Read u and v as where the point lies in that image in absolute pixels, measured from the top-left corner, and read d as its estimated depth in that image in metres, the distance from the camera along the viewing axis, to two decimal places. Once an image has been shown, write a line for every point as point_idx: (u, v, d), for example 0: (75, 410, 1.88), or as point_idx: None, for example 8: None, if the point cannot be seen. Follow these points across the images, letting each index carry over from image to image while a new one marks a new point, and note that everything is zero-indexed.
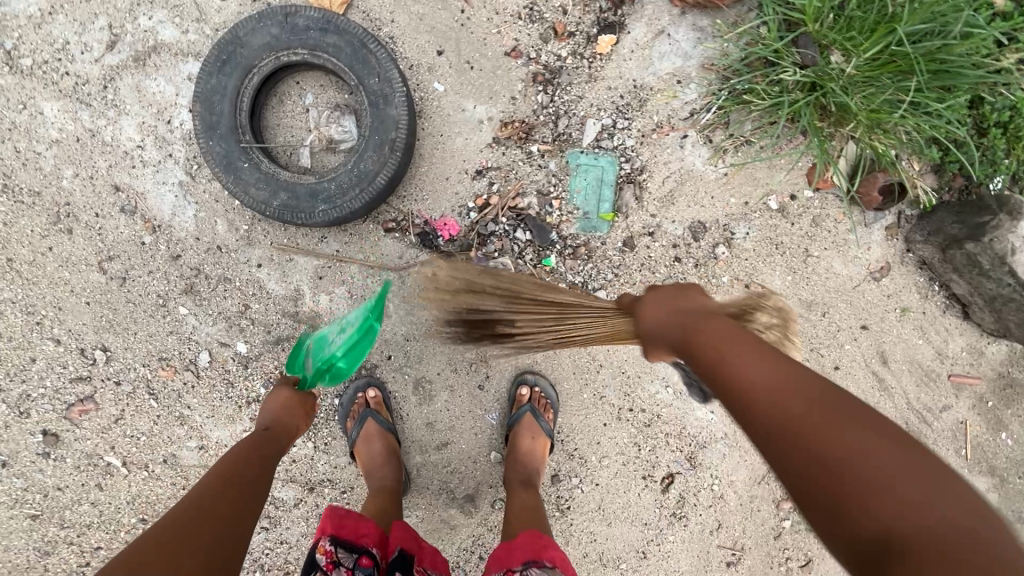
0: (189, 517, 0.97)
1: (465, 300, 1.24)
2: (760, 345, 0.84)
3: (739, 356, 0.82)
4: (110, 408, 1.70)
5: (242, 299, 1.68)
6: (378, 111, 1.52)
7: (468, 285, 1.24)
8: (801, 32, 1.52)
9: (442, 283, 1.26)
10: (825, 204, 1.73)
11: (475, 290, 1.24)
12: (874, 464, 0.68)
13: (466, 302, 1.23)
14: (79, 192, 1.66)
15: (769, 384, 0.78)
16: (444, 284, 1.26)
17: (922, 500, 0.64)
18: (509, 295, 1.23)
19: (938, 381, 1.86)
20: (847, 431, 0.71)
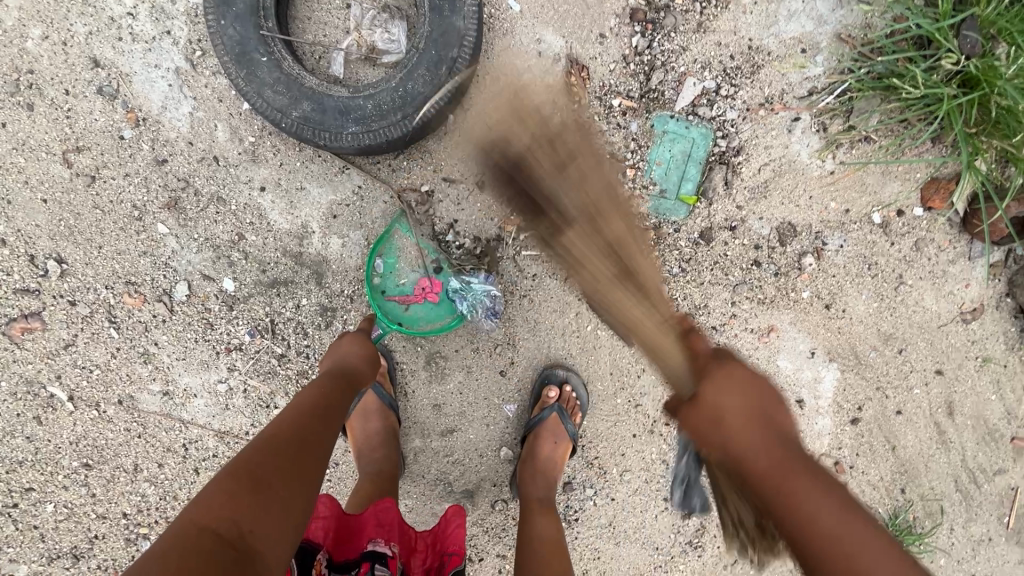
0: (272, 455, 0.85)
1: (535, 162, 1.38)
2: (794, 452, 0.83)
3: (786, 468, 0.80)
4: (60, 331, 1.41)
5: (237, 227, 1.38)
6: (440, 19, 1.20)
7: (558, 135, 1.39)
8: (968, 14, 1.22)
9: (548, 134, 1.39)
10: (933, 227, 1.44)
11: (523, 125, 1.38)
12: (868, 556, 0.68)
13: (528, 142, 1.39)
14: (47, 61, 1.33)
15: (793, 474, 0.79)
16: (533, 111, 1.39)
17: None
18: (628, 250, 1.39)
19: (999, 442, 1.55)
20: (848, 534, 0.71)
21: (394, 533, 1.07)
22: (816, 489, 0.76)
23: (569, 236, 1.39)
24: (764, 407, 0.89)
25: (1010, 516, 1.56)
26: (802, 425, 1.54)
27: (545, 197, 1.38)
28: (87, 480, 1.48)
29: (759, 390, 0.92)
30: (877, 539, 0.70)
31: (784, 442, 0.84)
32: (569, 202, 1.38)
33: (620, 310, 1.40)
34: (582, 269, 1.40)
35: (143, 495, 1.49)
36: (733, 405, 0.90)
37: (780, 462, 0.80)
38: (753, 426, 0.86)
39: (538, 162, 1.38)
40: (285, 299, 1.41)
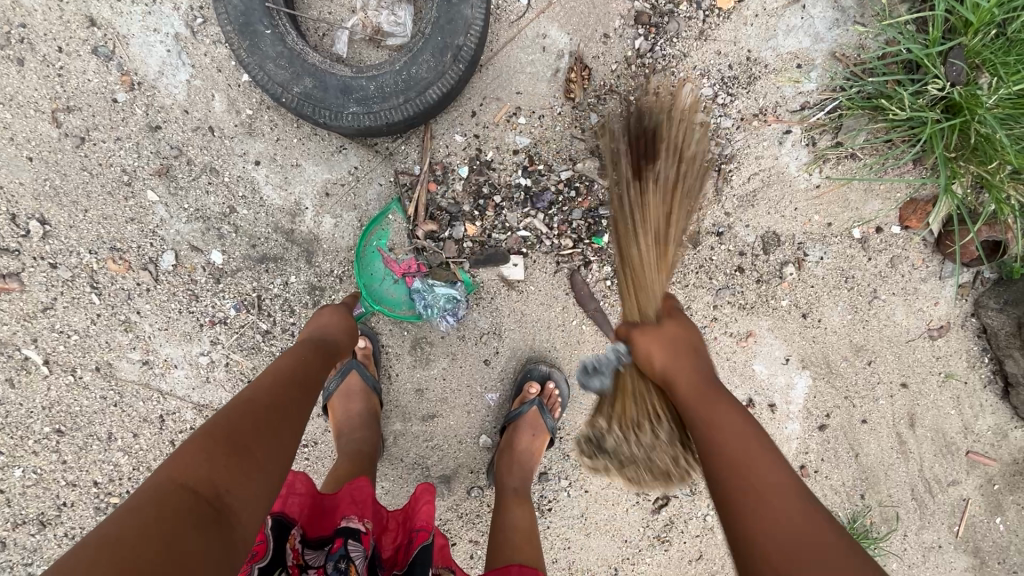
0: (249, 421, 0.86)
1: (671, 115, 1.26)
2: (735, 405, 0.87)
3: (727, 425, 0.82)
4: (39, 294, 1.39)
5: (229, 199, 1.37)
6: (448, 5, 1.20)
7: (690, 145, 1.26)
8: (956, 43, 1.27)
9: (678, 124, 1.27)
10: (909, 246, 1.49)
11: (684, 113, 1.27)
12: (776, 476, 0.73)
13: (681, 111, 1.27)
14: (41, 16, 1.29)
15: (724, 420, 0.83)
16: (687, 107, 1.28)
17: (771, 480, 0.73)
18: (676, 167, 1.23)
19: (955, 455, 1.62)
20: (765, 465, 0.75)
21: (368, 509, 1.08)
22: (730, 413, 0.85)
23: (647, 180, 1.23)
24: (693, 346, 1.00)
25: (960, 526, 1.64)
26: (772, 429, 1.60)
27: (648, 140, 1.26)
28: (58, 446, 1.46)
29: (692, 332, 1.02)
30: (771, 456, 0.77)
31: (713, 384, 0.92)
32: (666, 152, 1.23)
33: (640, 267, 1.19)
34: (645, 219, 1.22)
35: (115, 464, 1.47)
36: (670, 331, 1.02)
37: (698, 387, 0.91)
38: (678, 358, 0.97)
39: (665, 143, 1.24)
40: (274, 275, 1.40)
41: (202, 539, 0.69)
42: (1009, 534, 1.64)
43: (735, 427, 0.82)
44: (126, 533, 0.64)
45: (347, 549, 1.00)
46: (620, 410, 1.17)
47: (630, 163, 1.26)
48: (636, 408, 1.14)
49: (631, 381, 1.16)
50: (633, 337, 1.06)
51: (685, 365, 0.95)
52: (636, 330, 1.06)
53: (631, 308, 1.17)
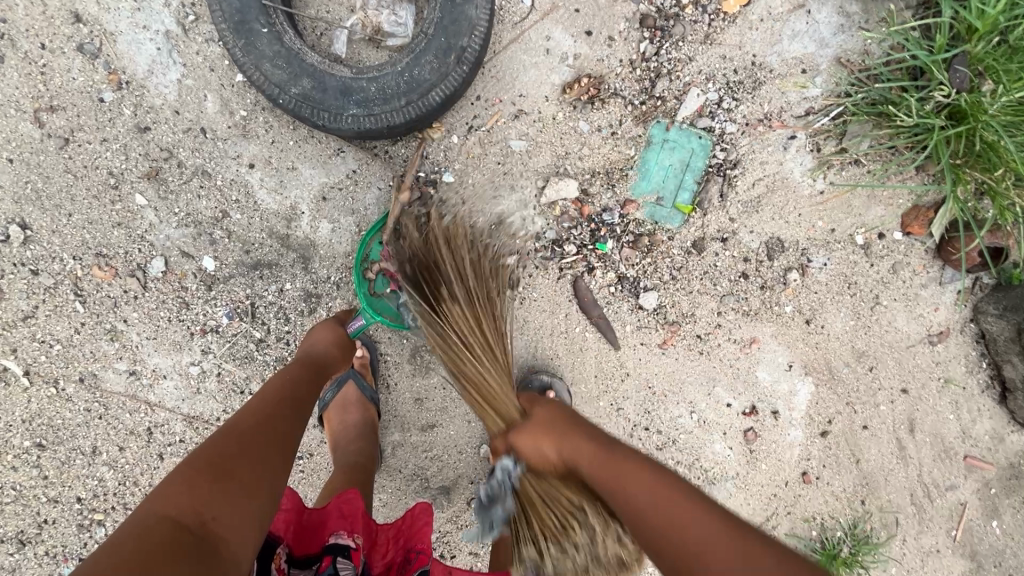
0: (237, 444, 0.83)
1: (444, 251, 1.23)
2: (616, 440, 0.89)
3: (615, 469, 0.83)
4: (19, 302, 1.32)
5: (221, 203, 1.32)
6: (452, 5, 1.17)
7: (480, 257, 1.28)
8: (960, 50, 1.27)
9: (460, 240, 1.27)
10: (910, 251, 1.49)
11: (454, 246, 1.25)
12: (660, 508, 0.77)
13: (453, 252, 1.24)
14: (23, 11, 1.23)
15: (611, 472, 0.83)
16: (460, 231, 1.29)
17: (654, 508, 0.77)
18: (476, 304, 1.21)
19: (953, 459, 1.62)
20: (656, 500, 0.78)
21: (358, 524, 1.03)
22: (606, 449, 0.87)
23: (451, 311, 1.19)
24: (576, 419, 0.96)
25: (958, 530, 1.64)
26: (775, 436, 1.58)
27: (435, 274, 1.22)
28: (39, 461, 1.39)
29: (551, 405, 1.02)
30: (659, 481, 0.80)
31: (585, 427, 0.93)
32: (462, 288, 1.22)
33: (482, 377, 1.14)
34: (465, 340, 1.18)
35: (100, 480, 1.41)
36: (546, 421, 0.97)
37: (577, 436, 0.91)
38: (571, 437, 0.91)
39: (446, 263, 1.23)
40: (268, 282, 1.36)
41: (188, 567, 0.66)
42: (1006, 538, 1.65)
43: (621, 467, 0.83)
44: (105, 568, 0.60)
45: (336, 568, 0.94)
46: (540, 526, 1.03)
47: (432, 305, 1.21)
48: (554, 512, 1.02)
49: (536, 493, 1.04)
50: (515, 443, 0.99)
51: (560, 425, 0.95)
52: (514, 435, 1.00)
53: (493, 422, 1.10)
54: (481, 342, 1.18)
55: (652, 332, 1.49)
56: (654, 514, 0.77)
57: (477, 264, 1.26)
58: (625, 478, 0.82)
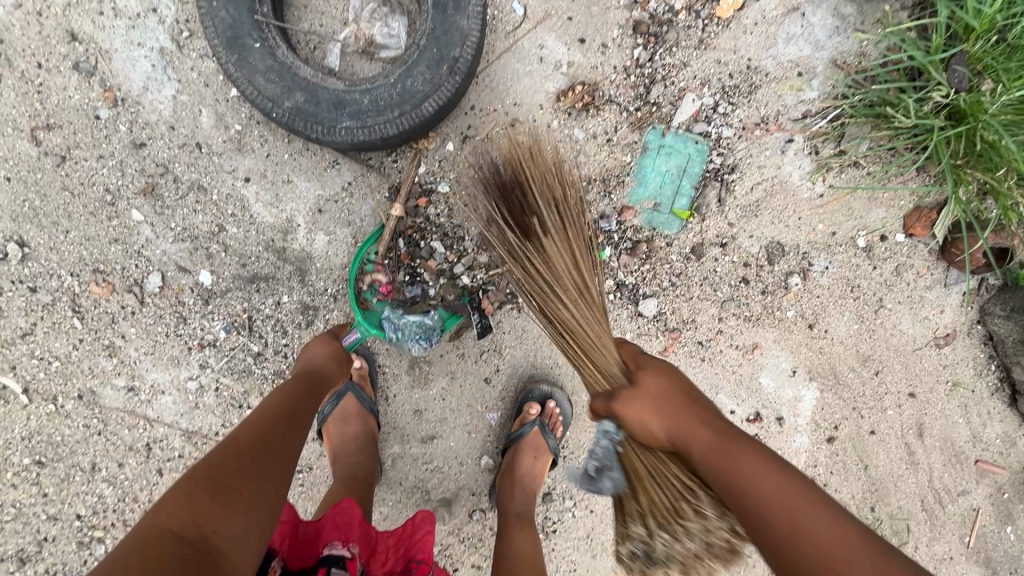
0: (236, 457, 0.82)
1: (530, 177, 1.18)
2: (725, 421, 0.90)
3: (724, 445, 0.84)
4: (18, 319, 1.33)
5: (217, 218, 1.32)
6: (443, 16, 1.17)
7: (572, 189, 1.22)
8: (958, 49, 1.26)
9: (537, 165, 1.21)
10: (913, 253, 1.47)
11: (533, 166, 1.20)
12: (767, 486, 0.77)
13: (542, 179, 1.19)
14: (20, 31, 1.24)
15: (718, 451, 0.84)
16: (535, 152, 1.23)
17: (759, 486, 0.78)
18: (568, 235, 1.16)
19: (964, 464, 1.58)
20: (763, 477, 0.78)
21: (352, 534, 1.01)
22: (711, 422, 0.89)
23: (544, 245, 1.15)
24: (689, 394, 0.95)
25: (972, 537, 1.60)
26: (780, 443, 1.56)
27: (529, 212, 1.17)
28: (39, 478, 1.39)
29: (663, 371, 1.00)
30: (766, 463, 0.80)
31: (694, 401, 0.93)
32: (553, 227, 1.15)
33: (580, 326, 1.12)
34: (559, 282, 1.14)
35: (99, 496, 1.40)
36: (656, 392, 0.95)
37: (684, 402, 0.93)
38: (683, 415, 0.91)
39: (534, 189, 1.18)
40: (265, 295, 1.35)
41: None
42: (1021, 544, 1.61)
43: (727, 442, 0.84)
44: None
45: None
46: (647, 501, 1.03)
47: (518, 248, 1.18)
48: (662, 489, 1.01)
49: (642, 464, 1.04)
50: (617, 410, 0.97)
51: (661, 391, 0.95)
52: (617, 401, 0.98)
53: (595, 380, 1.09)
54: (580, 276, 1.15)
55: (652, 339, 1.47)
56: (761, 489, 0.77)
57: (561, 195, 1.19)
58: (728, 453, 0.83)
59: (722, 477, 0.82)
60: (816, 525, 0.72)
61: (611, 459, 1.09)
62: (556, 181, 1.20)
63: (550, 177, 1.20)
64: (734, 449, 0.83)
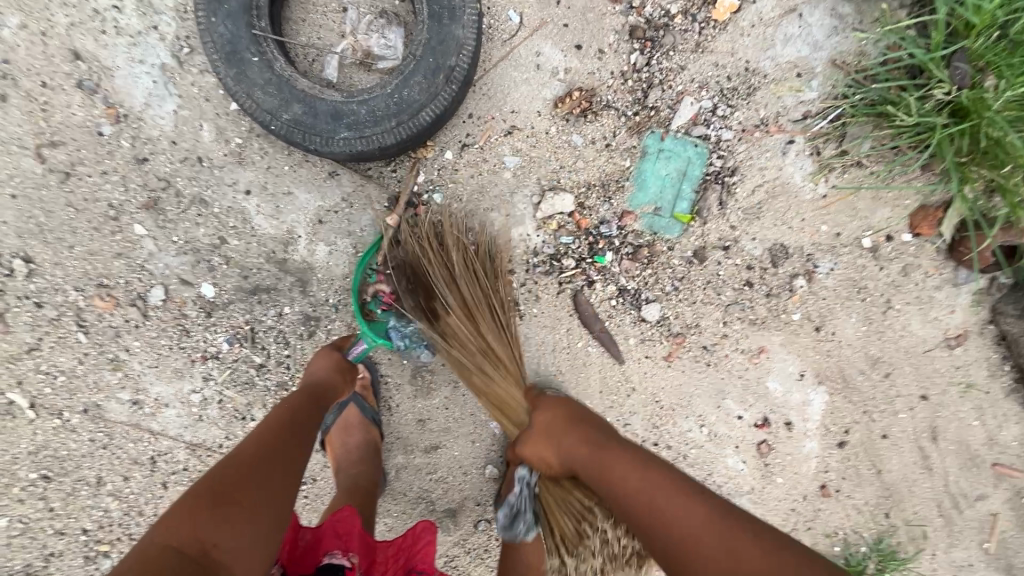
0: (239, 470, 0.83)
1: (432, 265, 1.28)
2: (608, 433, 1.03)
3: (603, 458, 0.98)
4: (24, 335, 1.34)
5: (219, 231, 1.33)
6: (439, 26, 1.18)
7: (478, 261, 1.31)
8: (959, 46, 1.24)
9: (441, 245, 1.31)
10: (921, 253, 1.45)
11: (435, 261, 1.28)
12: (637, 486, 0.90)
13: (443, 260, 1.29)
14: (24, 51, 1.26)
15: (603, 463, 0.97)
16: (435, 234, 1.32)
17: (632, 488, 0.91)
18: (471, 310, 1.28)
19: (981, 468, 1.55)
20: (633, 477, 0.92)
21: (354, 542, 1.00)
22: (596, 437, 1.03)
23: (448, 324, 1.27)
24: (572, 414, 1.10)
25: (991, 543, 1.56)
26: (790, 448, 1.53)
27: (433, 297, 1.28)
28: (45, 493, 1.39)
29: (555, 404, 1.15)
30: (636, 466, 0.93)
31: (582, 423, 1.07)
32: (454, 303, 1.27)
33: (488, 387, 1.26)
34: (467, 353, 1.27)
35: (105, 510, 1.41)
36: (547, 422, 1.11)
37: (570, 424, 1.08)
38: (567, 436, 1.06)
39: (432, 271, 1.28)
40: (267, 307, 1.36)
41: None
42: None
43: (606, 453, 0.98)
44: None
45: None
46: (559, 532, 1.20)
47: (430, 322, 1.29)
48: (571, 520, 1.19)
49: (552, 496, 1.22)
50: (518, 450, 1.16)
51: (553, 419, 1.11)
52: (520, 444, 1.15)
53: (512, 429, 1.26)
54: (487, 348, 1.27)
55: (656, 345, 1.45)
56: (631, 490, 0.91)
57: (469, 263, 1.30)
58: (607, 462, 0.96)
59: (607, 486, 0.95)
60: (671, 507, 0.84)
61: (524, 501, 1.26)
62: (458, 258, 1.29)
63: (455, 252, 1.30)
64: (612, 457, 0.97)
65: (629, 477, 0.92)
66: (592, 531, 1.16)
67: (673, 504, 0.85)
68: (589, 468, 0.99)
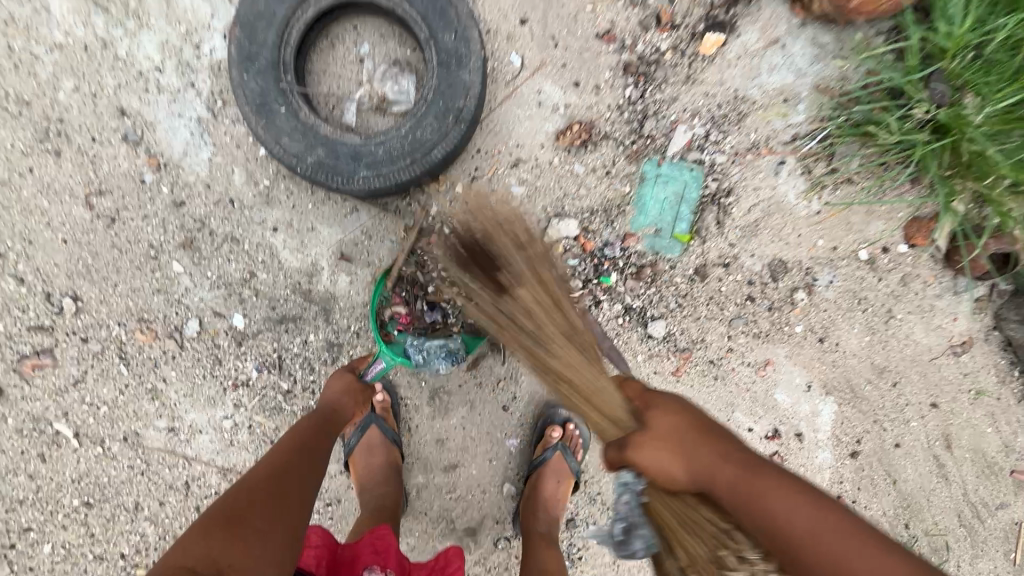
0: (248, 494, 0.90)
1: (495, 231, 1.15)
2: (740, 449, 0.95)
3: (749, 477, 0.90)
4: (70, 368, 1.44)
5: (249, 265, 1.43)
6: (447, 73, 1.30)
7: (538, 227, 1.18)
8: (936, 67, 1.32)
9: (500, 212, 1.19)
10: (918, 263, 1.49)
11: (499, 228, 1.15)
12: (795, 520, 0.84)
13: (505, 229, 1.15)
14: (76, 110, 1.40)
15: (748, 485, 0.89)
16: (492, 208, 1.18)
17: (789, 524, 0.84)
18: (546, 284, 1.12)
19: (1000, 476, 1.55)
20: (791, 509, 0.85)
21: (392, 558, 1.07)
22: (728, 453, 0.94)
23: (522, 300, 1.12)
24: (702, 426, 0.98)
25: (1016, 552, 1.56)
26: (803, 460, 1.56)
27: (498, 265, 1.14)
28: (86, 519, 1.47)
29: (677, 415, 0.99)
30: (790, 495, 0.87)
31: (721, 449, 0.94)
32: (528, 275, 1.12)
33: (573, 375, 1.09)
34: (548, 331, 1.11)
35: (141, 535, 1.48)
36: (674, 433, 0.97)
37: (702, 440, 0.95)
38: (702, 451, 0.94)
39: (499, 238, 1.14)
40: (293, 335, 1.45)
41: None
42: None
43: (744, 472, 0.91)
44: None
45: None
46: (685, 556, 0.95)
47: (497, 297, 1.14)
48: (702, 544, 0.92)
49: (669, 519, 0.98)
50: (631, 458, 0.98)
51: (681, 432, 0.96)
52: (630, 448, 0.98)
53: (605, 430, 1.05)
54: (564, 324, 1.12)
55: (664, 361, 1.51)
56: (790, 527, 0.84)
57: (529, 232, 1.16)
58: (749, 484, 0.89)
59: (756, 511, 0.87)
60: (841, 547, 0.80)
61: (635, 514, 1.04)
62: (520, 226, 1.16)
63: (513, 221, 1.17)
64: (752, 480, 0.89)
65: (786, 509, 0.85)
66: (737, 563, 0.88)
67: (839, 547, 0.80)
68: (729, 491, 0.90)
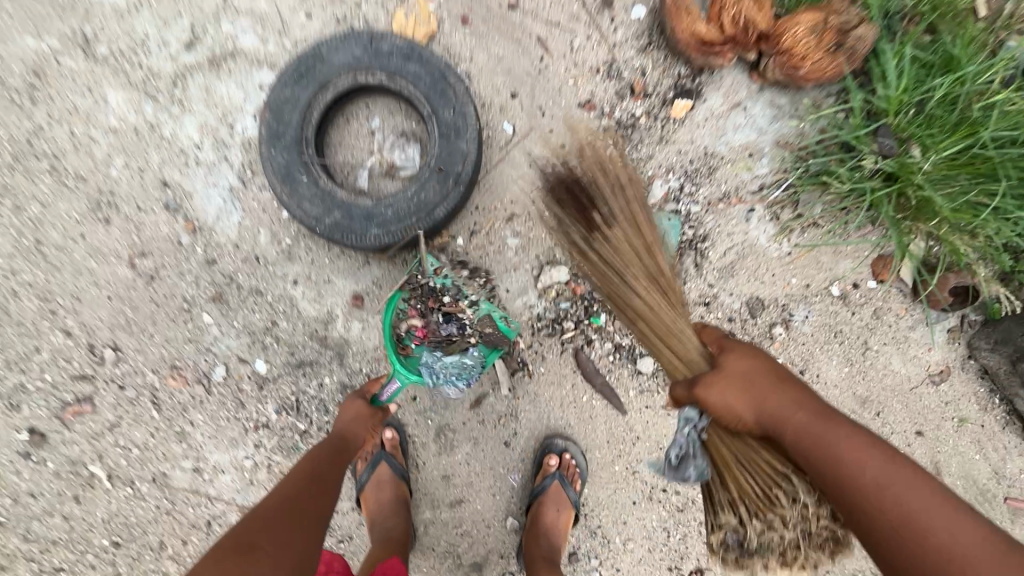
0: (259, 525, 0.99)
1: (603, 188, 1.38)
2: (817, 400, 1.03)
3: (822, 423, 0.98)
4: (106, 414, 1.57)
5: (271, 315, 1.58)
6: (447, 143, 1.48)
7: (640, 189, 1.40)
8: (882, 122, 1.48)
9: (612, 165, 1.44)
10: (888, 298, 1.61)
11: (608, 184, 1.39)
12: (863, 467, 0.91)
13: (612, 186, 1.38)
14: (125, 183, 1.60)
15: (822, 439, 0.96)
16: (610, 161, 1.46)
17: (859, 473, 0.91)
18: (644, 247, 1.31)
19: (988, 501, 1.62)
20: (863, 456, 0.92)
21: None
22: (800, 399, 1.03)
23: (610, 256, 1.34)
24: (780, 374, 1.08)
25: None
26: None
27: (597, 221, 1.37)
28: (115, 557, 1.58)
29: (755, 358, 1.11)
30: (867, 445, 0.94)
31: (796, 397, 1.03)
32: (624, 223, 1.33)
33: (652, 317, 1.29)
34: (633, 282, 1.31)
35: (166, 572, 1.58)
36: (747, 375, 1.08)
37: (776, 384, 1.06)
38: (775, 396, 1.04)
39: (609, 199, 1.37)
40: (310, 378, 1.58)
41: None
42: None
43: (818, 419, 0.99)
44: None
45: None
46: (735, 487, 1.14)
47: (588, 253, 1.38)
48: (760, 483, 1.12)
49: (730, 452, 1.16)
50: (700, 394, 1.12)
51: (757, 375, 1.07)
52: (700, 386, 1.12)
53: (673, 365, 1.23)
54: (647, 281, 1.30)
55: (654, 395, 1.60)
56: (859, 473, 0.91)
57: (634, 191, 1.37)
58: (821, 428, 0.97)
59: (826, 457, 0.94)
60: (909, 498, 0.87)
61: (694, 446, 1.19)
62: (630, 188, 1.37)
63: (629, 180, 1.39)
64: (828, 425, 0.97)
65: (861, 459, 0.92)
66: (787, 500, 1.07)
67: (908, 498, 0.87)
68: (798, 439, 0.99)
